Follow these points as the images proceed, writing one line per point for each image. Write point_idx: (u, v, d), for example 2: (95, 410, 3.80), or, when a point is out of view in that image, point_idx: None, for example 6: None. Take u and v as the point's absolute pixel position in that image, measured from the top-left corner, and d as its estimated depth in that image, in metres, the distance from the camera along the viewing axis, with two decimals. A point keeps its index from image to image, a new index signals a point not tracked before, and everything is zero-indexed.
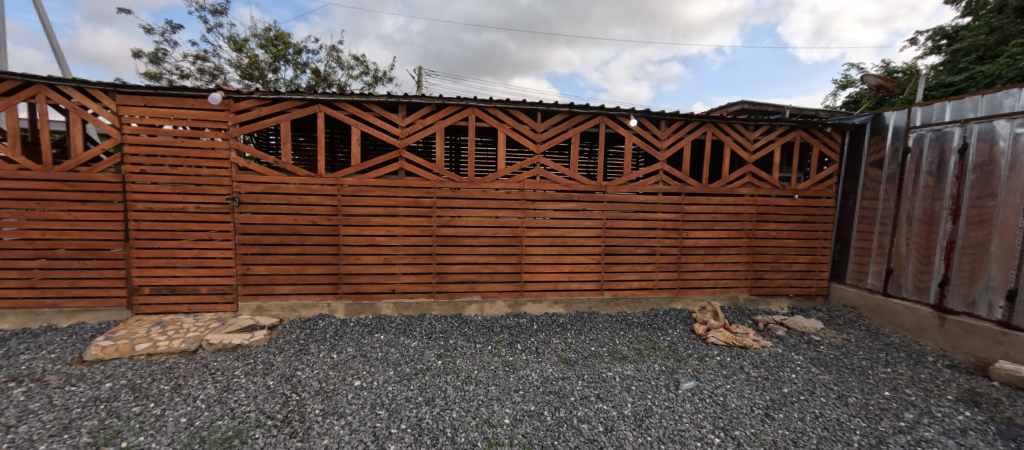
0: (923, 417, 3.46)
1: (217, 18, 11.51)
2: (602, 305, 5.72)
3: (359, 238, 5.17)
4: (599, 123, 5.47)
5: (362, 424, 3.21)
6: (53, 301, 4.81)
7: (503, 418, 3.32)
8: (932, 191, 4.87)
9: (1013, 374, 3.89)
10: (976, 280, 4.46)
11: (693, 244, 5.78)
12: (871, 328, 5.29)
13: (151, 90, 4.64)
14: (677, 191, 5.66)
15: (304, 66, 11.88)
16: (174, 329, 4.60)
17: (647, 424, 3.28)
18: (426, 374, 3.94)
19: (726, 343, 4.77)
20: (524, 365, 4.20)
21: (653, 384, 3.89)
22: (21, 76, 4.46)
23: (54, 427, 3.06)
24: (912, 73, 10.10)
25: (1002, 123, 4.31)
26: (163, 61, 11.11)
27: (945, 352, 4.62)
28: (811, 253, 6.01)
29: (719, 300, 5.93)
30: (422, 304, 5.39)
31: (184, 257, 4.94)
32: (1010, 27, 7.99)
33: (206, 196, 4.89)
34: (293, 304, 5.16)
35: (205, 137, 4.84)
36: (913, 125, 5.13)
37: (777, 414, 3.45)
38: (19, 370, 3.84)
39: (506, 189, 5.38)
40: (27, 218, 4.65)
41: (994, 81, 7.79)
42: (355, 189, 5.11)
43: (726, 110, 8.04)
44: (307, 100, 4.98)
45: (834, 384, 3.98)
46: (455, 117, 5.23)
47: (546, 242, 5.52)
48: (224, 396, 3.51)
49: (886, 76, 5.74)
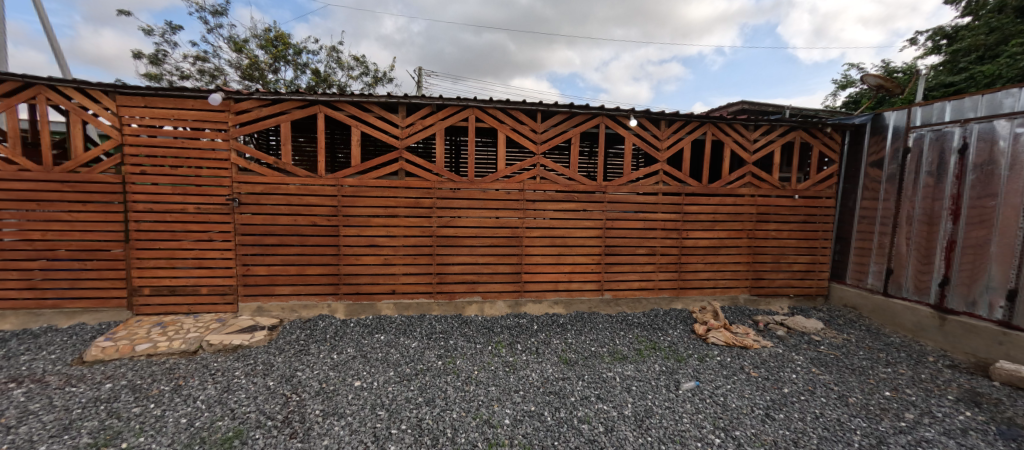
0: (923, 417, 3.46)
1: (217, 19, 11.51)
2: (602, 305, 5.72)
3: (359, 239, 5.17)
4: (599, 123, 5.47)
5: (362, 424, 3.21)
6: (54, 302, 4.81)
7: (503, 418, 3.32)
8: (932, 191, 4.87)
9: (1014, 374, 3.88)
10: (976, 280, 4.45)
11: (693, 244, 5.78)
12: (871, 328, 5.29)
13: (151, 91, 4.64)
14: (677, 191, 5.66)
15: (304, 67, 11.89)
16: (174, 330, 4.60)
17: (647, 424, 3.28)
18: (426, 375, 3.93)
19: (726, 343, 4.76)
20: (525, 365, 4.20)
21: (653, 384, 3.88)
22: (21, 76, 4.46)
23: (55, 428, 3.06)
24: (912, 73, 10.10)
25: (1002, 123, 4.32)
26: (163, 61, 11.12)
27: (945, 352, 4.62)
28: (811, 253, 6.00)
29: (720, 300, 5.93)
30: (422, 305, 5.38)
31: (184, 258, 4.94)
32: (1010, 27, 7.99)
33: (206, 196, 4.89)
34: (293, 304, 5.16)
35: (205, 138, 4.84)
36: (913, 125, 5.13)
37: (777, 414, 3.45)
38: (19, 370, 3.84)
39: (506, 190, 5.38)
40: (27, 218, 4.66)
41: (993, 81, 7.80)
42: (355, 189, 5.11)
43: (726, 110, 8.05)
44: (307, 101, 4.98)
45: (834, 384, 3.97)
46: (455, 117, 5.23)
47: (546, 242, 5.52)
48: (225, 397, 3.50)
49: (886, 76, 5.74)
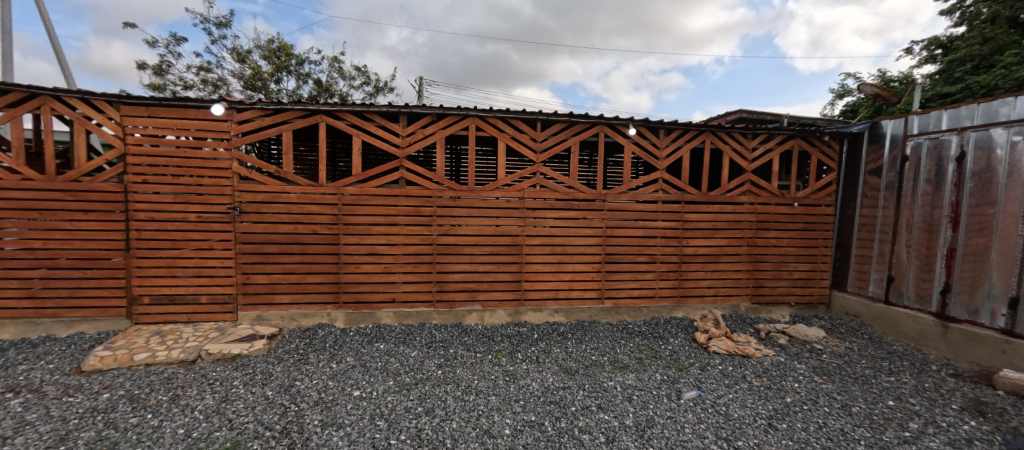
0: (927, 427, 3.42)
1: (220, 30, 11.64)
2: (602, 314, 5.69)
3: (359, 247, 5.17)
4: (598, 132, 5.50)
5: (361, 435, 3.18)
6: (53, 311, 4.80)
7: (503, 428, 3.29)
8: (931, 199, 4.88)
9: (1017, 383, 3.86)
10: (978, 288, 4.44)
11: (693, 252, 5.77)
12: (873, 336, 5.26)
13: (155, 101, 4.68)
14: (676, 199, 5.68)
15: (306, 77, 11.99)
16: (173, 339, 4.59)
17: (648, 435, 3.24)
18: (426, 384, 3.91)
19: (727, 352, 4.73)
20: (525, 374, 4.17)
21: (653, 393, 3.85)
22: (27, 87, 4.53)
23: (51, 438, 3.04)
24: (908, 83, 10.26)
25: (998, 131, 4.34)
26: (167, 72, 11.23)
27: (948, 361, 4.59)
28: (812, 261, 5.99)
29: (721, 308, 5.91)
30: (422, 314, 5.36)
31: (184, 267, 4.94)
32: (1004, 37, 8.09)
33: (207, 205, 4.91)
34: (293, 313, 5.15)
35: (206, 147, 4.87)
36: (910, 133, 5.17)
37: (780, 424, 3.42)
38: (17, 380, 3.82)
39: (506, 198, 5.39)
40: (29, 228, 4.67)
41: (990, 91, 7.82)
42: (355, 198, 5.12)
43: (723, 118, 8.15)
44: (309, 110, 5.01)
45: (836, 394, 3.94)
46: (455, 126, 5.27)
47: (546, 250, 5.51)
48: (224, 407, 3.48)
49: (882, 84, 5.74)
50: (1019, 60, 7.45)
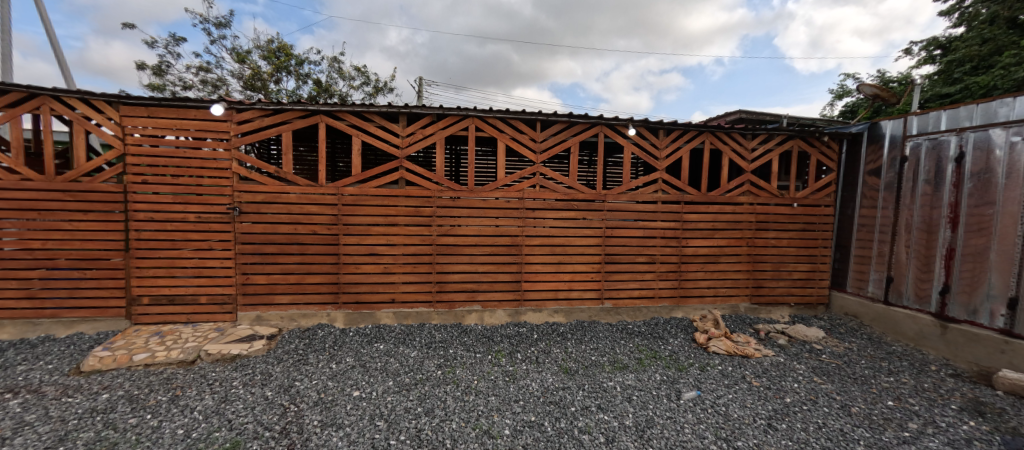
0: (927, 427, 3.43)
1: (220, 30, 11.65)
2: (602, 314, 5.69)
3: (359, 248, 5.17)
4: (598, 132, 5.51)
5: (361, 435, 3.18)
6: (52, 311, 4.80)
7: (503, 429, 3.29)
8: (930, 199, 4.88)
9: (1017, 383, 3.86)
10: (977, 288, 4.45)
11: (693, 252, 5.77)
12: (873, 336, 5.26)
13: (154, 101, 4.68)
14: (676, 200, 5.68)
15: (306, 77, 12.00)
16: (173, 339, 4.59)
17: (648, 435, 3.24)
18: (426, 384, 3.91)
19: (726, 352, 4.73)
20: (525, 375, 4.18)
21: (653, 393, 3.85)
22: (26, 87, 4.52)
23: (50, 438, 3.03)
24: (907, 83, 10.28)
25: (997, 131, 4.35)
26: (167, 72, 11.23)
27: (948, 361, 4.59)
28: (811, 261, 6.00)
29: (720, 309, 5.91)
30: (422, 314, 5.36)
31: (184, 267, 4.94)
32: (1003, 38, 8.11)
33: (206, 205, 4.91)
34: (293, 313, 5.15)
35: (206, 147, 4.87)
36: (909, 134, 5.18)
37: (779, 424, 3.42)
38: (15, 381, 3.81)
39: (506, 198, 5.39)
40: (28, 228, 4.67)
41: (989, 91, 7.84)
42: (355, 198, 5.12)
43: (722, 118, 8.16)
44: (308, 110, 5.01)
45: (836, 394, 3.94)
46: (455, 127, 5.27)
47: (546, 250, 5.52)
48: (223, 407, 3.48)
49: (882, 85, 5.74)
50: (1018, 60, 7.46)
